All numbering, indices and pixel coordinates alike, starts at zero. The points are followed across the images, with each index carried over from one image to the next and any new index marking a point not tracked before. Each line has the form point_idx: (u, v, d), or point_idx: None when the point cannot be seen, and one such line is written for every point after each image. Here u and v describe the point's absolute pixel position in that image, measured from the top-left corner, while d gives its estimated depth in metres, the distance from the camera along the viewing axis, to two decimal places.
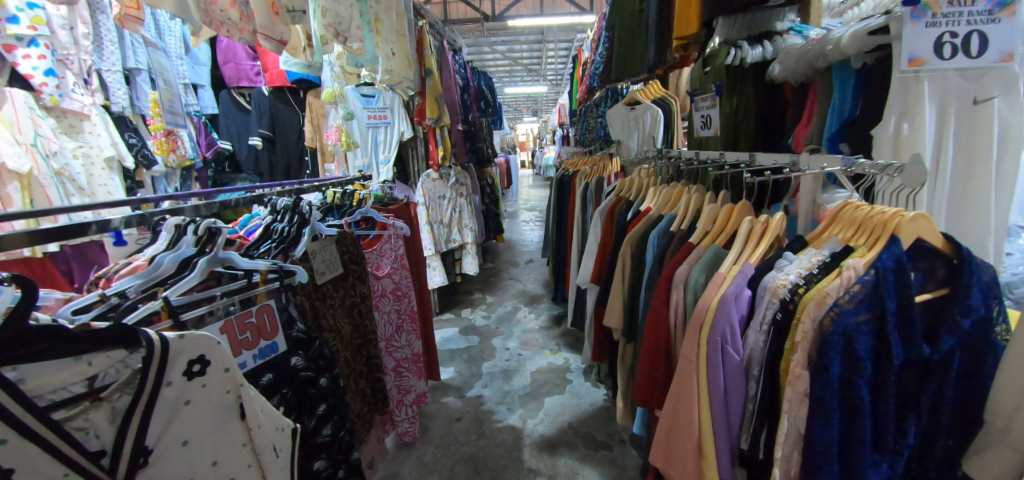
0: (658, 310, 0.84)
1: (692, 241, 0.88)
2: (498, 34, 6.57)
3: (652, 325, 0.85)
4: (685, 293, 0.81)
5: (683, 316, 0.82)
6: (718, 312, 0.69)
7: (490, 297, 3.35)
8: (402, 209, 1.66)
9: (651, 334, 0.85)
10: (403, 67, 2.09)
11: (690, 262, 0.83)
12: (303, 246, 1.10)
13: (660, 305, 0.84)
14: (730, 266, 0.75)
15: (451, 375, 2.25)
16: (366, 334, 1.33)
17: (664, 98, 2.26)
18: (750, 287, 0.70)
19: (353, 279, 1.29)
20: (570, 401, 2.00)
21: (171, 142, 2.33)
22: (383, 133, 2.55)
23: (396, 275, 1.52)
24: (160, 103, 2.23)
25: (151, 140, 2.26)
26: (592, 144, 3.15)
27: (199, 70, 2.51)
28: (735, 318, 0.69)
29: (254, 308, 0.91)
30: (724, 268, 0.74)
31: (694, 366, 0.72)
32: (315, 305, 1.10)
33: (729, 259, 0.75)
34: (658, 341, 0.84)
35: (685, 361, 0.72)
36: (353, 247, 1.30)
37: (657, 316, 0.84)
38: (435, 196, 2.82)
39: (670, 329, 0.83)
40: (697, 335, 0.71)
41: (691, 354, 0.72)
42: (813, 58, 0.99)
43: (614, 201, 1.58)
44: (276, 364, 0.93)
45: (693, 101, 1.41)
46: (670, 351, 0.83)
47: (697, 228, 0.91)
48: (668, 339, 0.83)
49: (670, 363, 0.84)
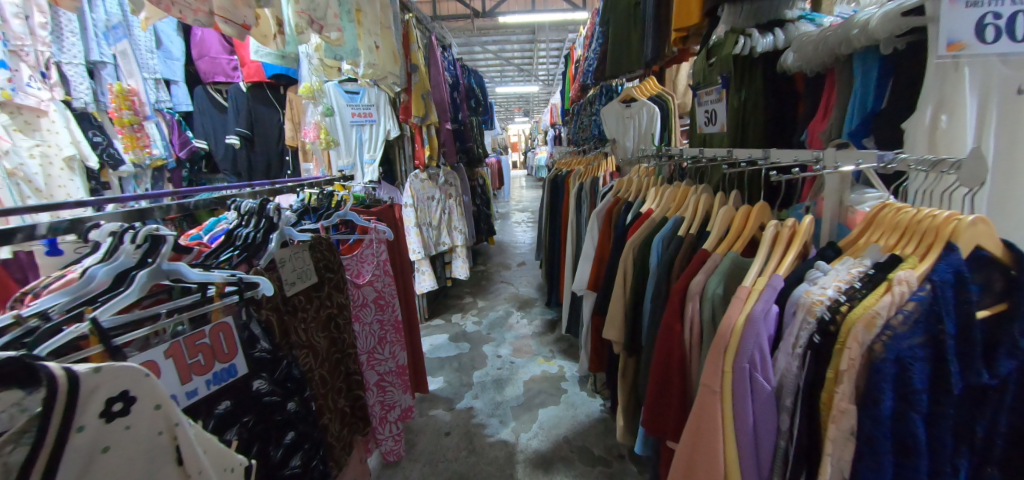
0: (668, 326, 0.74)
1: (706, 248, 0.77)
2: (488, 32, 6.48)
3: (663, 344, 0.75)
4: (701, 306, 0.71)
5: (699, 335, 0.72)
6: (744, 334, 0.59)
7: (481, 302, 3.24)
8: (385, 211, 1.55)
9: (662, 354, 0.75)
10: (386, 61, 1.98)
11: (706, 272, 0.73)
12: (268, 255, 1.00)
13: (673, 320, 0.74)
14: (755, 278, 0.65)
15: (440, 386, 2.14)
16: (344, 348, 1.21)
17: (661, 95, 2.18)
18: (778, 303, 0.61)
19: (329, 288, 1.17)
20: (565, 412, 1.90)
21: (140, 135, 2.16)
22: (369, 131, 2.43)
23: (379, 282, 1.41)
24: (126, 94, 2.08)
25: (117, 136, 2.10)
26: (586, 143, 3.06)
27: (172, 65, 2.36)
28: (765, 342, 0.59)
29: (207, 327, 0.80)
30: (748, 281, 0.64)
31: (717, 397, 0.62)
32: (285, 319, 0.99)
33: (754, 270, 0.65)
34: (671, 362, 0.74)
35: (707, 391, 0.62)
36: (330, 253, 1.19)
37: (668, 333, 0.74)
38: (424, 197, 2.71)
39: (685, 348, 0.74)
40: (721, 361, 0.61)
41: (713, 382, 0.62)
42: (834, 45, 0.90)
43: (612, 202, 1.48)
44: (235, 389, 0.82)
45: (695, 95, 1.33)
46: (684, 373, 0.74)
47: (712, 234, 0.81)
48: (682, 359, 0.74)
49: (683, 387, 0.74)
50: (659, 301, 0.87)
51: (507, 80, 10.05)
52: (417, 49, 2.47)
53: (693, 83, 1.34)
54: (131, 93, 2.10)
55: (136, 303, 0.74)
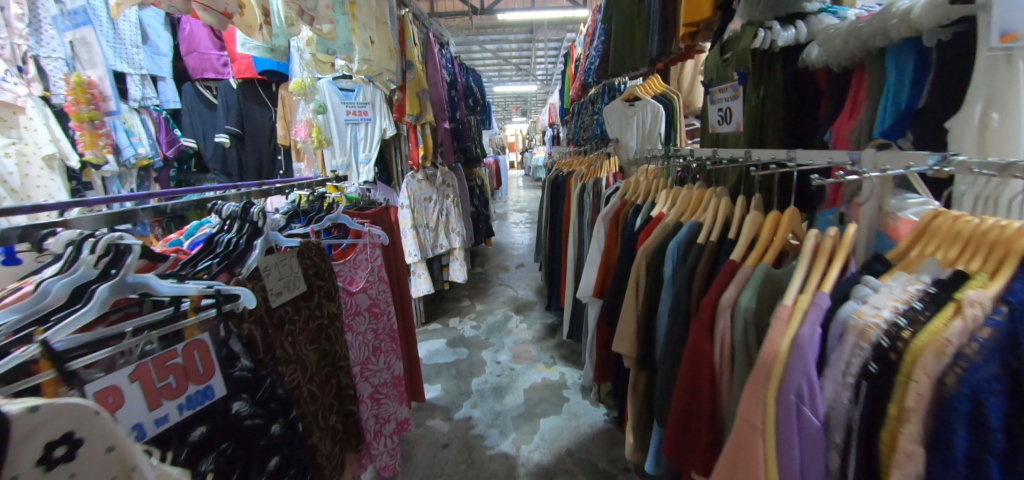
0: (694, 346, 0.68)
1: (735, 258, 0.70)
2: (486, 30, 6.40)
3: (689, 366, 0.69)
4: (733, 322, 0.65)
5: (731, 357, 0.66)
6: (789, 361, 0.54)
7: (479, 305, 3.16)
8: (380, 214, 1.48)
9: (689, 377, 0.69)
10: (381, 57, 1.91)
11: (739, 284, 0.66)
12: (253, 261, 0.92)
13: (701, 338, 0.67)
14: (797, 294, 0.59)
15: (437, 394, 2.06)
16: (336, 361, 1.13)
17: (666, 94, 2.12)
18: (823, 326, 0.55)
19: (318, 297, 1.09)
20: (568, 422, 1.83)
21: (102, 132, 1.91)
22: (364, 130, 2.34)
23: (373, 289, 1.33)
24: (85, 81, 1.82)
25: (75, 131, 1.85)
26: (587, 143, 2.99)
27: (159, 61, 2.27)
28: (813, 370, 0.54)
29: (180, 345, 0.72)
30: (789, 299, 0.58)
31: (758, 434, 0.57)
32: (271, 332, 0.91)
33: (795, 286, 0.59)
34: (701, 386, 0.68)
35: (748, 427, 0.58)
36: (320, 259, 1.11)
37: (693, 354, 0.68)
38: (421, 198, 2.62)
39: (715, 371, 0.67)
40: (765, 391, 0.56)
41: (754, 417, 0.58)
42: (866, 37, 0.83)
43: (619, 204, 1.41)
44: (211, 413, 0.74)
45: (708, 92, 1.27)
46: (714, 400, 0.68)
47: (739, 242, 0.74)
48: (714, 384, 0.67)
49: (715, 416, 0.68)
50: (680, 315, 0.81)
51: (505, 79, 9.98)
52: (413, 45, 2.40)
53: (705, 80, 1.29)
54: (89, 85, 1.86)
55: (102, 317, 0.67)
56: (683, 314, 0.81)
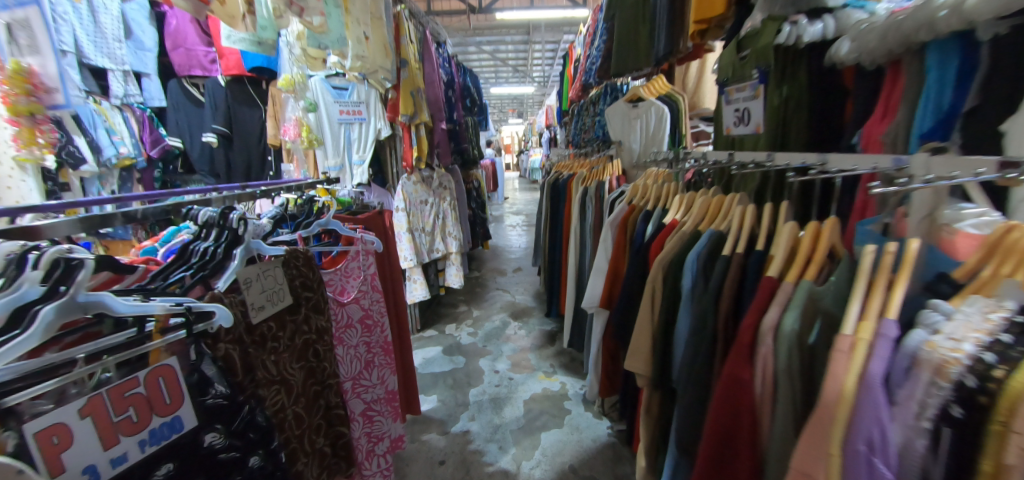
0: (732, 375, 0.60)
1: (773, 274, 0.63)
2: (483, 32, 6.34)
3: (725, 395, 0.61)
4: (776, 349, 0.57)
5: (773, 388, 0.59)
6: (856, 401, 0.48)
7: (476, 311, 3.07)
8: (373, 219, 1.39)
9: (724, 412, 0.62)
10: (375, 53, 1.83)
11: (781, 306, 0.58)
12: (226, 281, 0.83)
13: (740, 367, 0.60)
14: (856, 323, 0.51)
15: (433, 406, 1.97)
16: (325, 379, 1.05)
17: (671, 96, 2.09)
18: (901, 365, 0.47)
19: (306, 310, 1.01)
20: (570, 437, 1.75)
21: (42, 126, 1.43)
22: (358, 130, 2.27)
23: (366, 300, 1.25)
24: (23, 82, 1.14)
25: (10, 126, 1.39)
26: (587, 145, 2.93)
27: (143, 57, 2.17)
28: (885, 415, 0.47)
29: (141, 373, 0.63)
30: (849, 328, 0.51)
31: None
32: (251, 352, 0.82)
33: (853, 313, 0.52)
34: (740, 418, 0.60)
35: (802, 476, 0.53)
36: (308, 269, 1.03)
37: (730, 383, 0.60)
38: (417, 201, 2.54)
39: (755, 403, 0.59)
40: (828, 435, 0.51)
41: (811, 468, 0.52)
42: (908, 32, 0.76)
43: (627, 209, 1.33)
44: (179, 448, 0.65)
45: (723, 92, 1.20)
46: (756, 440, 0.60)
47: (772, 255, 0.66)
48: (755, 420, 0.60)
49: (759, 459, 0.61)
50: (707, 335, 0.73)
51: (501, 81, 9.92)
52: (408, 43, 2.32)
53: (720, 80, 1.22)
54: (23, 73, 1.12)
55: (56, 340, 0.58)
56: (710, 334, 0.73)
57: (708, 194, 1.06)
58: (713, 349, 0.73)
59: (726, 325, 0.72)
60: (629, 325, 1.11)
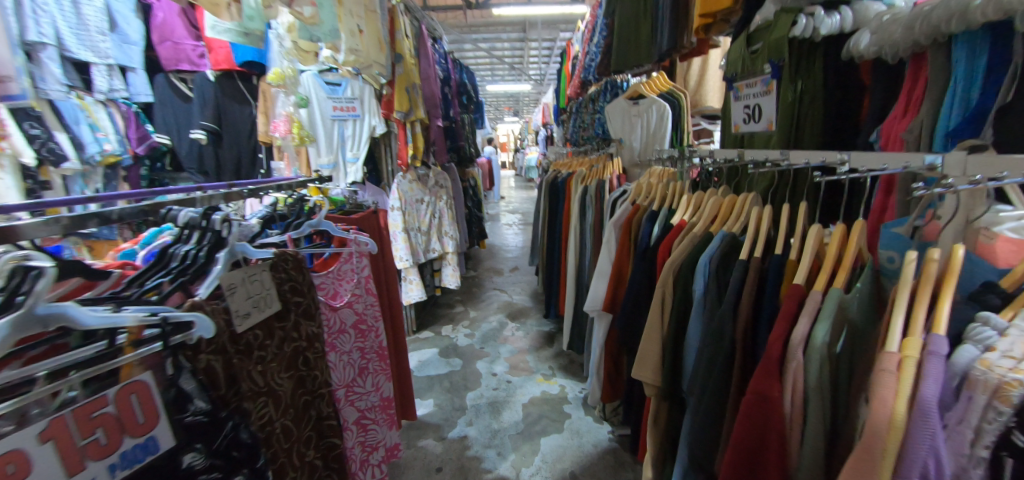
0: (758, 393, 0.54)
1: (800, 282, 0.58)
2: (479, 29, 6.26)
3: (748, 416, 0.55)
4: (808, 363, 0.52)
5: (803, 406, 0.54)
6: (907, 428, 0.43)
7: (473, 312, 3.02)
8: (367, 219, 1.34)
9: (746, 431, 0.55)
10: (370, 47, 1.77)
11: (810, 317, 0.54)
12: (207, 290, 0.76)
13: (770, 383, 0.53)
14: (897, 339, 0.47)
15: (430, 411, 1.92)
16: (315, 388, 1.00)
17: (673, 92, 2.03)
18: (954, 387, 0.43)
19: (296, 315, 0.96)
20: (570, 442, 1.71)
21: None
22: (352, 127, 2.20)
23: (360, 303, 1.20)
24: None
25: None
26: (586, 143, 2.88)
27: (129, 50, 2.06)
28: (939, 442, 0.42)
29: (111, 391, 0.58)
30: (893, 346, 0.47)
31: None
32: (235, 363, 0.77)
33: (896, 327, 0.48)
34: (768, 441, 0.54)
35: None
36: (298, 272, 0.98)
37: (755, 403, 0.54)
38: (413, 200, 2.47)
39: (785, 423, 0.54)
40: (873, 464, 0.45)
41: None
42: (936, 24, 0.72)
43: (630, 210, 1.29)
44: (155, 470, 0.60)
45: (732, 88, 1.16)
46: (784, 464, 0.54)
47: (801, 263, 0.61)
48: (784, 442, 0.54)
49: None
50: (723, 346, 0.68)
51: (497, 79, 9.85)
52: (404, 37, 2.25)
53: (728, 76, 1.18)
54: None
55: (16, 355, 0.53)
56: (727, 345, 0.68)
57: (717, 194, 1.02)
58: (731, 361, 0.68)
59: (745, 335, 0.67)
60: (637, 330, 1.06)
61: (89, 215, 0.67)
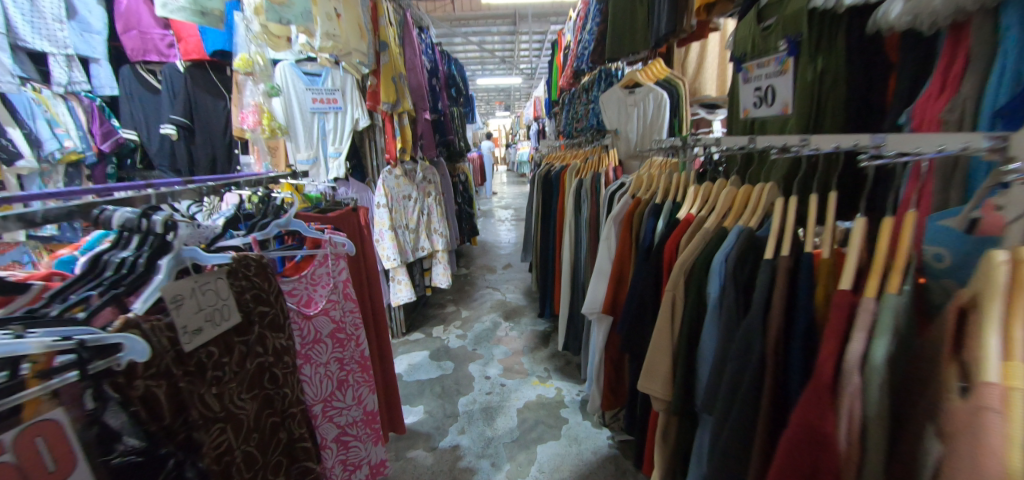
0: (808, 426, 0.48)
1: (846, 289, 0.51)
2: (468, 22, 6.12)
3: (791, 451, 0.49)
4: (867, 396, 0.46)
5: (861, 442, 0.48)
6: None
7: (465, 312, 2.92)
8: (345, 217, 1.23)
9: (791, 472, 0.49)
10: (349, 33, 1.65)
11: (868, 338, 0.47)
12: (142, 306, 0.65)
13: (828, 418, 0.47)
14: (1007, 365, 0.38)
15: (420, 418, 1.82)
16: (286, 407, 0.89)
17: (671, 80, 1.97)
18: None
19: (261, 327, 0.85)
20: (568, 449, 1.62)
21: None
22: (333, 120, 2.07)
23: (338, 310, 1.10)
24: None
25: None
26: (580, 135, 2.77)
27: (91, 40, 1.87)
28: None
29: (9, 435, 0.47)
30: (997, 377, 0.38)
31: None
32: (184, 385, 0.66)
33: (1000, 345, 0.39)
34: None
35: None
36: (263, 279, 0.87)
37: (805, 437, 0.48)
38: (399, 196, 2.34)
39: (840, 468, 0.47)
40: None
41: None
42: None
43: (631, 204, 1.20)
44: None
45: (740, 69, 1.07)
46: None
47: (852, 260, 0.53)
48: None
49: None
50: (750, 361, 0.60)
51: (488, 73, 9.69)
52: (387, 24, 2.13)
53: (736, 56, 1.09)
54: None
55: None
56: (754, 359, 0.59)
57: (726, 185, 0.93)
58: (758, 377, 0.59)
59: (775, 349, 0.58)
60: (644, 335, 0.97)
61: (3, 218, 0.56)
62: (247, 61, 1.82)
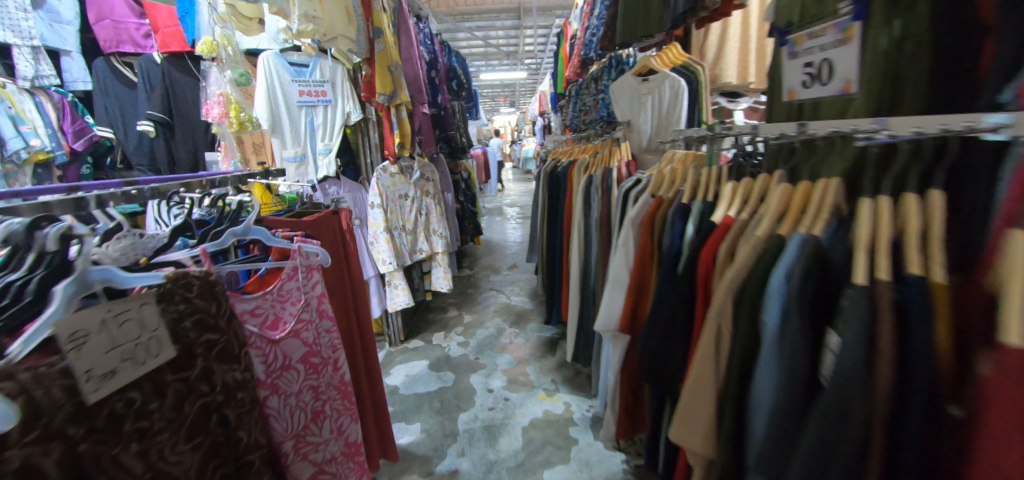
0: None
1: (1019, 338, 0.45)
2: (471, 15, 5.94)
3: None
4: None
5: None
6: None
7: (467, 317, 2.76)
8: (324, 222, 1.07)
9: None
10: (334, 16, 1.49)
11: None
12: (24, 349, 0.50)
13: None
14: None
15: (416, 438, 1.67)
16: (241, 453, 0.74)
17: (689, 65, 1.78)
18: None
19: (207, 359, 0.70)
20: (579, 476, 1.46)
21: None
22: (322, 114, 1.93)
23: (311, 330, 0.94)
24: None
25: None
26: (589, 128, 2.59)
27: (61, 31, 1.71)
28: None
29: None
30: None
31: None
32: (85, 448, 0.53)
33: None
34: None
35: None
36: (208, 300, 0.71)
37: None
38: (395, 195, 2.19)
39: None
40: None
41: None
42: None
43: (652, 203, 1.02)
44: None
45: (785, 41, 0.89)
46: None
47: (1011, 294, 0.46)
48: None
49: None
50: (849, 426, 0.47)
51: (493, 68, 9.52)
52: (381, 10, 1.97)
53: (780, 26, 0.91)
54: None
55: None
56: (854, 424, 0.47)
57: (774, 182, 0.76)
58: (857, 445, 0.48)
59: None
60: (674, 365, 0.80)
61: None
62: (212, 44, 1.61)
